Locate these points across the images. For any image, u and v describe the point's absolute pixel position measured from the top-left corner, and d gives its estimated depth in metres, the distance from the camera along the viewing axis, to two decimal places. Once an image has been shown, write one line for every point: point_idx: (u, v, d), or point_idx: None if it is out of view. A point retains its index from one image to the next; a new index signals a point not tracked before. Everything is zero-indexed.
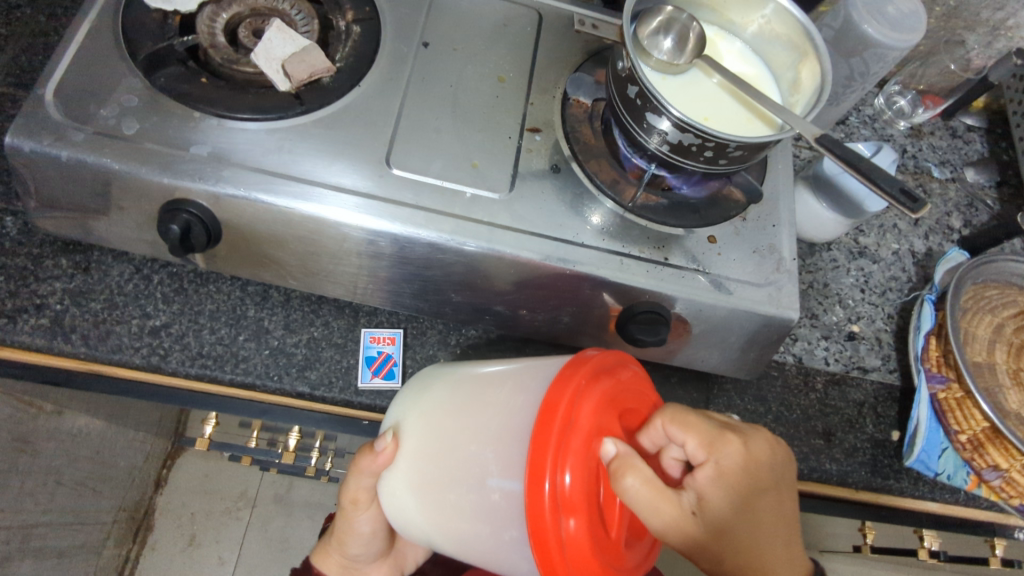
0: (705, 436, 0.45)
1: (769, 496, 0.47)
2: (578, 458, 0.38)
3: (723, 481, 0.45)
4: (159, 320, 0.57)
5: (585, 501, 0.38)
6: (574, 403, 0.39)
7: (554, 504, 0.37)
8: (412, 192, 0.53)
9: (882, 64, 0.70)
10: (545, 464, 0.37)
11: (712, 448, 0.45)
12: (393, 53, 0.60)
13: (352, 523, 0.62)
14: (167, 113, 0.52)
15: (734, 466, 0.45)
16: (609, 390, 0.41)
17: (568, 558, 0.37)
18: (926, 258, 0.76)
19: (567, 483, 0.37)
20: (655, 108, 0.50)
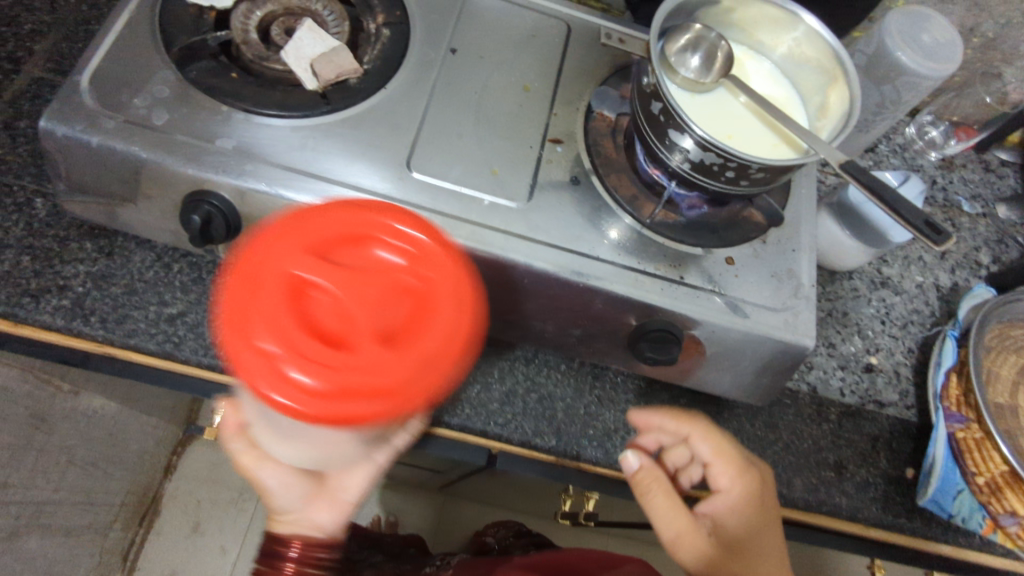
0: (731, 464, 0.54)
1: (772, 525, 0.55)
2: (267, 326, 0.33)
3: (736, 503, 0.53)
4: (176, 308, 0.57)
5: (298, 351, 0.33)
6: (236, 288, 0.35)
7: (268, 380, 0.33)
8: (431, 197, 0.54)
9: (915, 93, 0.69)
10: (242, 355, 0.33)
11: (733, 479, 0.53)
12: (420, 57, 0.60)
13: (268, 494, 0.51)
14: (197, 105, 0.53)
15: (749, 492, 0.53)
16: (285, 246, 0.36)
17: (319, 412, 0.33)
18: (951, 293, 0.75)
19: (270, 350, 0.33)
20: (678, 126, 0.50)
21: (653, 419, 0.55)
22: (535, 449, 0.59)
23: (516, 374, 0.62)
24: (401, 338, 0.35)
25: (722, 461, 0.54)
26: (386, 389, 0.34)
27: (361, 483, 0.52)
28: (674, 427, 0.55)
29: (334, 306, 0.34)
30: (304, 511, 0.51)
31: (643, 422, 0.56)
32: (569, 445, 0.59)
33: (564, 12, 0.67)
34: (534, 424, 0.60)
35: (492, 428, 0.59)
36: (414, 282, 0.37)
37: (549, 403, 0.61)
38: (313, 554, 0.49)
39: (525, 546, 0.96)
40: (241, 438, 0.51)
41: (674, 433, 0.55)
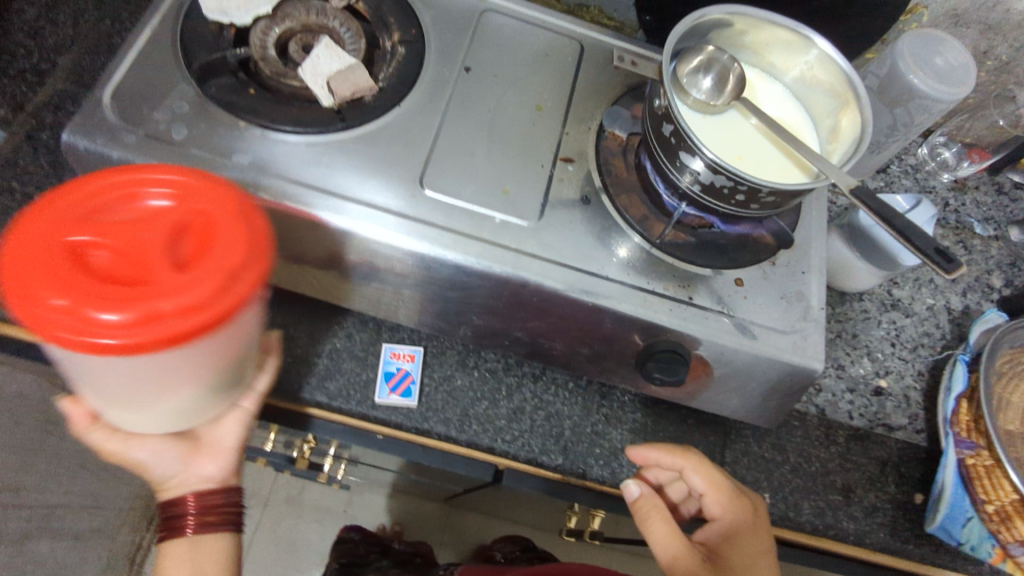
0: (724, 495, 0.55)
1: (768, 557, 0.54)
2: (52, 284, 0.32)
3: (730, 532, 0.54)
4: None
5: (93, 294, 0.33)
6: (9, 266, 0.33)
7: (74, 332, 0.32)
8: (443, 214, 0.54)
9: (927, 116, 0.69)
10: (31, 319, 0.32)
11: (725, 506, 0.54)
12: (435, 75, 0.61)
13: (145, 467, 0.53)
14: (215, 121, 0.54)
15: (741, 522, 0.54)
16: (51, 217, 0.34)
17: (136, 339, 0.33)
18: (962, 316, 0.74)
19: (60, 304, 0.32)
20: (689, 148, 0.51)
21: (649, 456, 0.55)
22: (541, 466, 0.59)
23: (524, 390, 0.62)
24: (196, 261, 0.35)
25: (716, 493, 0.55)
26: (196, 307, 0.34)
27: (233, 430, 0.56)
28: (670, 462, 0.55)
29: (117, 249, 0.34)
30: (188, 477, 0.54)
31: (641, 458, 0.56)
32: (576, 463, 0.60)
33: (578, 31, 0.68)
34: (541, 441, 0.60)
35: (499, 444, 0.59)
36: (192, 217, 0.37)
37: (556, 420, 0.61)
38: (212, 504, 0.55)
39: (530, 559, 0.96)
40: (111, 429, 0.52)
41: (670, 467, 0.56)
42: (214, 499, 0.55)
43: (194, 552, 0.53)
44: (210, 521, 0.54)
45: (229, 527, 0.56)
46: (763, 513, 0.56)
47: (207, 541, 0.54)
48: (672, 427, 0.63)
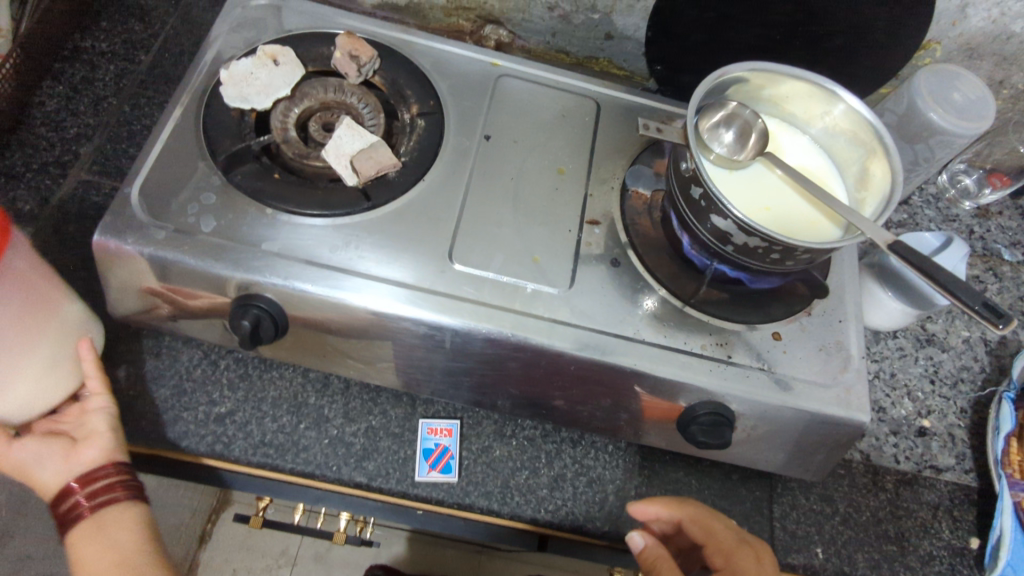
0: (726, 544, 0.52)
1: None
2: None
3: None
4: (224, 407, 0.58)
5: None
6: None
7: None
8: (473, 287, 0.54)
9: (949, 150, 0.69)
10: None
11: (728, 555, 0.51)
12: (455, 146, 0.61)
13: (28, 472, 0.50)
14: (242, 209, 0.54)
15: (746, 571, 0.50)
16: None
17: None
18: (999, 347, 0.73)
19: None
20: (719, 210, 0.50)
21: (650, 510, 0.53)
22: (586, 535, 0.58)
23: (563, 457, 0.61)
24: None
25: (716, 542, 0.52)
26: None
27: (99, 414, 0.52)
28: (667, 514, 0.54)
29: None
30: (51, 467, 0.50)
31: (641, 515, 0.54)
32: (622, 529, 0.58)
33: (593, 89, 0.68)
34: (585, 509, 0.58)
35: (542, 515, 0.57)
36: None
37: (598, 485, 0.60)
38: (104, 480, 0.50)
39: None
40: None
41: (668, 519, 0.54)
42: (103, 474, 0.50)
43: (102, 531, 0.49)
44: (105, 496, 0.50)
45: (131, 498, 0.51)
46: (770, 562, 0.52)
47: (114, 520, 0.50)
48: (717, 485, 0.61)
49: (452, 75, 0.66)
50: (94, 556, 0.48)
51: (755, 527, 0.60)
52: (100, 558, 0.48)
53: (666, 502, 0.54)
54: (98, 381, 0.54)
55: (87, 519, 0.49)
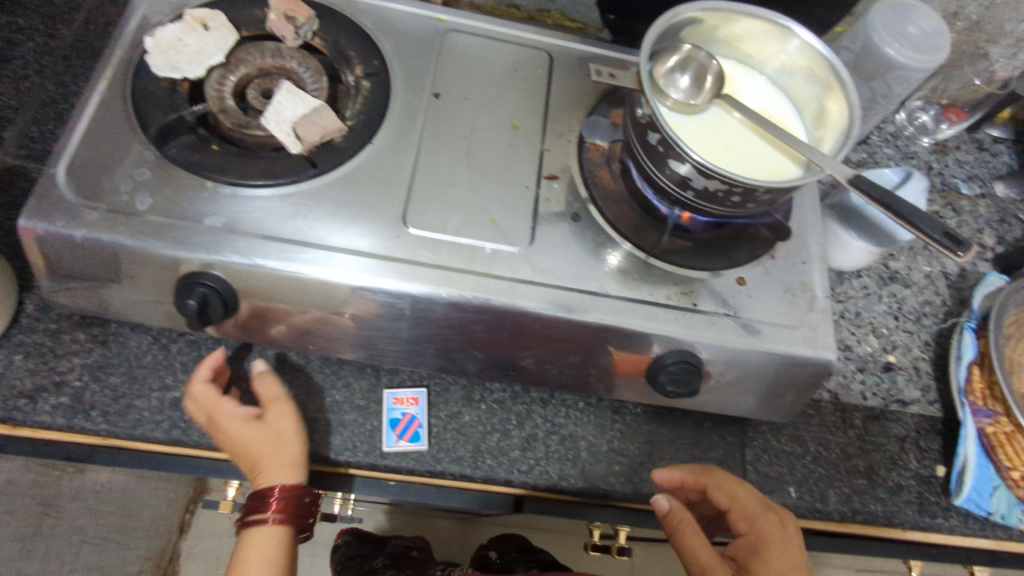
0: (750, 508, 0.53)
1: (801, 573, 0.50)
2: None
3: (759, 546, 0.51)
4: (179, 391, 0.56)
5: None
6: None
7: None
8: (431, 251, 0.52)
9: (906, 85, 0.68)
10: None
11: (755, 520, 0.52)
12: (404, 106, 0.59)
13: None
14: (180, 185, 0.51)
15: (771, 537, 0.51)
16: None
17: None
18: (960, 280, 0.74)
19: None
20: (677, 155, 0.49)
21: (675, 475, 0.55)
22: (561, 493, 0.58)
23: (535, 417, 0.60)
24: None
25: (740, 507, 0.54)
26: None
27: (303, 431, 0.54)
28: (692, 479, 0.55)
29: None
30: (272, 465, 0.51)
31: (667, 482, 0.56)
32: (597, 484, 0.58)
33: (545, 41, 0.66)
34: (558, 467, 0.58)
35: (515, 476, 0.57)
36: None
37: (571, 442, 0.60)
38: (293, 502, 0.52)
39: (524, 558, 0.79)
40: (253, 407, 0.53)
41: (693, 486, 0.55)
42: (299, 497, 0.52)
43: (268, 545, 0.52)
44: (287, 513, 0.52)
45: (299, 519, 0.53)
46: (794, 528, 0.53)
47: (271, 545, 0.52)
48: (690, 434, 0.61)
49: (396, 32, 0.63)
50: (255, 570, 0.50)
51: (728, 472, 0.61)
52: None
53: (692, 470, 0.55)
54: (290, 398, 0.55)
55: (270, 528, 0.52)
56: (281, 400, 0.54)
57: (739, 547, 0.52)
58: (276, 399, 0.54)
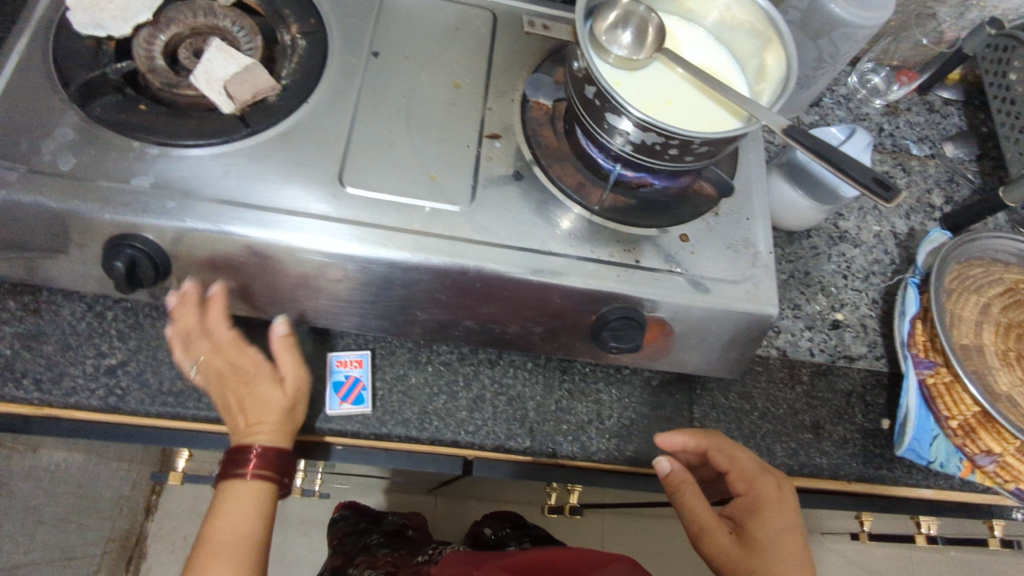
0: (748, 470, 0.54)
1: (795, 533, 0.52)
2: None
3: (756, 506, 0.53)
4: (115, 358, 0.55)
5: None
6: None
7: None
8: (369, 211, 0.51)
9: (852, 44, 0.68)
10: None
11: (752, 483, 0.54)
12: (342, 66, 0.57)
13: None
14: (105, 145, 0.50)
15: (769, 498, 0.53)
16: None
17: None
18: (907, 239, 0.75)
19: None
20: (614, 109, 0.48)
21: (677, 439, 0.55)
22: (509, 452, 0.58)
23: (482, 379, 0.61)
24: None
25: (739, 470, 0.55)
26: None
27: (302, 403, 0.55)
28: (695, 444, 0.55)
29: None
30: (278, 429, 0.53)
31: (670, 446, 0.56)
32: (544, 443, 0.59)
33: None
34: (505, 427, 0.59)
35: (462, 437, 0.58)
36: None
37: (519, 403, 0.60)
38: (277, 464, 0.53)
39: (519, 537, 0.87)
40: (263, 363, 0.54)
41: (695, 450, 0.56)
42: (283, 461, 0.53)
43: (245, 500, 0.52)
44: (268, 472, 0.53)
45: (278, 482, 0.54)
46: (790, 491, 0.54)
47: (259, 498, 0.52)
48: (637, 392, 0.62)
49: None
50: (231, 521, 0.51)
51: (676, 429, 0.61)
52: (230, 521, 0.51)
53: (694, 433, 0.56)
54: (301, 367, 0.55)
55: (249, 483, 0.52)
56: (291, 367, 0.54)
57: (737, 507, 0.54)
58: (287, 365, 0.54)
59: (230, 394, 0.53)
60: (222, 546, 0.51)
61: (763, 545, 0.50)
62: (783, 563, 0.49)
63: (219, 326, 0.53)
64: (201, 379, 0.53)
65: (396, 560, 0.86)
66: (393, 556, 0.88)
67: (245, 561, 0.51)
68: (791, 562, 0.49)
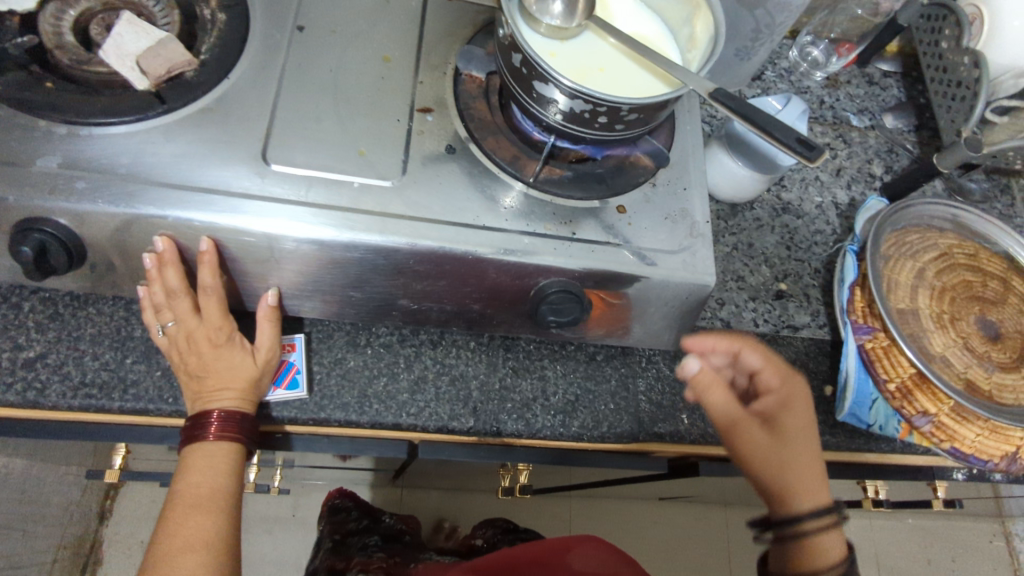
0: (781, 370, 0.52)
1: (816, 433, 0.50)
2: None
3: (785, 404, 0.50)
4: (34, 351, 0.53)
5: None
6: None
7: None
8: (296, 189, 0.50)
9: (788, 13, 0.68)
10: None
11: (784, 382, 0.51)
12: (264, 40, 0.55)
13: None
14: (9, 125, 0.47)
15: (799, 398, 0.51)
16: None
17: None
18: (849, 209, 0.76)
19: None
20: (541, 76, 0.47)
21: (710, 339, 0.53)
22: (452, 433, 0.57)
23: (424, 359, 0.60)
24: None
25: (774, 369, 0.52)
26: None
27: (269, 376, 0.54)
28: (727, 345, 0.53)
29: None
30: (246, 396, 0.52)
31: (698, 346, 0.53)
32: (488, 422, 0.58)
33: None
34: (448, 407, 0.58)
35: (404, 419, 0.56)
36: None
37: (462, 383, 0.59)
38: (237, 427, 0.51)
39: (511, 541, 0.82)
40: (232, 329, 0.52)
41: (726, 351, 0.53)
42: (243, 425, 0.52)
43: (208, 460, 0.50)
44: (229, 436, 0.51)
45: (240, 447, 0.52)
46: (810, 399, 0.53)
47: (232, 458, 0.51)
48: (582, 367, 0.62)
49: None
50: (194, 478, 0.50)
51: (622, 402, 0.61)
52: (205, 477, 0.50)
53: (729, 335, 0.53)
54: (272, 339, 0.54)
55: (211, 445, 0.51)
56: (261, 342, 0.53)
57: (760, 404, 0.52)
58: (261, 336, 0.53)
59: (194, 358, 0.51)
60: (197, 500, 0.49)
61: (789, 437, 0.48)
62: (805, 456, 0.48)
63: (199, 284, 0.51)
64: (166, 342, 0.52)
65: (391, 565, 0.82)
66: (387, 562, 0.83)
67: (220, 515, 0.50)
68: (807, 453, 0.48)
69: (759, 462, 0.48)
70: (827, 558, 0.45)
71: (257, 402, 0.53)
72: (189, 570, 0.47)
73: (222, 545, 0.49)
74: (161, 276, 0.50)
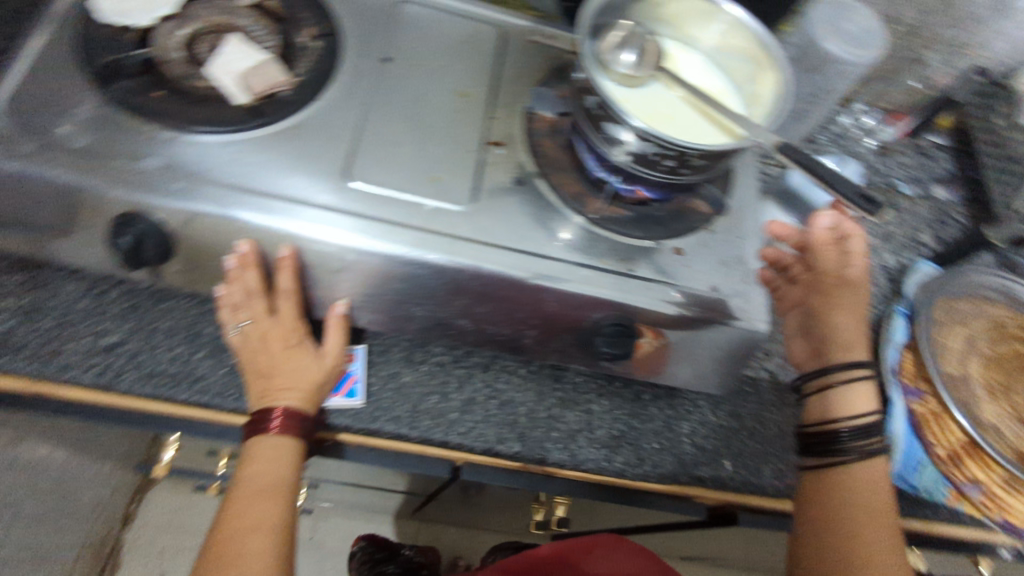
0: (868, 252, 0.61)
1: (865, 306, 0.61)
2: None
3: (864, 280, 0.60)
4: (113, 338, 0.56)
5: None
6: None
7: None
8: (374, 206, 0.53)
9: (845, 80, 0.71)
10: None
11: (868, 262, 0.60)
12: (354, 69, 0.60)
13: None
14: (121, 127, 0.52)
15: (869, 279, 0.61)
16: None
17: None
18: (898, 273, 0.76)
19: None
20: (614, 119, 0.50)
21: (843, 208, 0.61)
22: (497, 456, 0.58)
23: (475, 382, 0.61)
24: None
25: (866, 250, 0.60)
26: None
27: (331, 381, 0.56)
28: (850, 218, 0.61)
29: None
30: (308, 397, 0.54)
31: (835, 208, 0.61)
32: (533, 449, 0.58)
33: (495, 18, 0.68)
34: (495, 430, 0.59)
35: (452, 437, 0.57)
36: None
37: (510, 408, 0.60)
38: (298, 425, 0.53)
39: None
40: (301, 330, 0.55)
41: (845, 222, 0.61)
42: (303, 423, 0.53)
43: (271, 452, 0.52)
44: (290, 432, 0.52)
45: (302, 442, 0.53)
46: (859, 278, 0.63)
47: (295, 454, 0.53)
48: (627, 404, 0.62)
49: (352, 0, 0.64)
50: (257, 468, 0.51)
51: (665, 441, 0.61)
52: (269, 468, 0.51)
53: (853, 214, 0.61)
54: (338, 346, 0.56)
55: (273, 439, 0.52)
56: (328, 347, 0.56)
57: (847, 270, 0.60)
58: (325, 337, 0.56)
59: (264, 358, 0.54)
60: (261, 489, 0.51)
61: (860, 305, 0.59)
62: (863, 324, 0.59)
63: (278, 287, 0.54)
64: (240, 342, 0.54)
65: None
66: None
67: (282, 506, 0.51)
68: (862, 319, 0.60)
69: (837, 319, 0.59)
70: (859, 410, 0.57)
71: (316, 405, 0.55)
72: (256, 551, 0.48)
73: (283, 533, 0.50)
74: (242, 277, 0.53)
